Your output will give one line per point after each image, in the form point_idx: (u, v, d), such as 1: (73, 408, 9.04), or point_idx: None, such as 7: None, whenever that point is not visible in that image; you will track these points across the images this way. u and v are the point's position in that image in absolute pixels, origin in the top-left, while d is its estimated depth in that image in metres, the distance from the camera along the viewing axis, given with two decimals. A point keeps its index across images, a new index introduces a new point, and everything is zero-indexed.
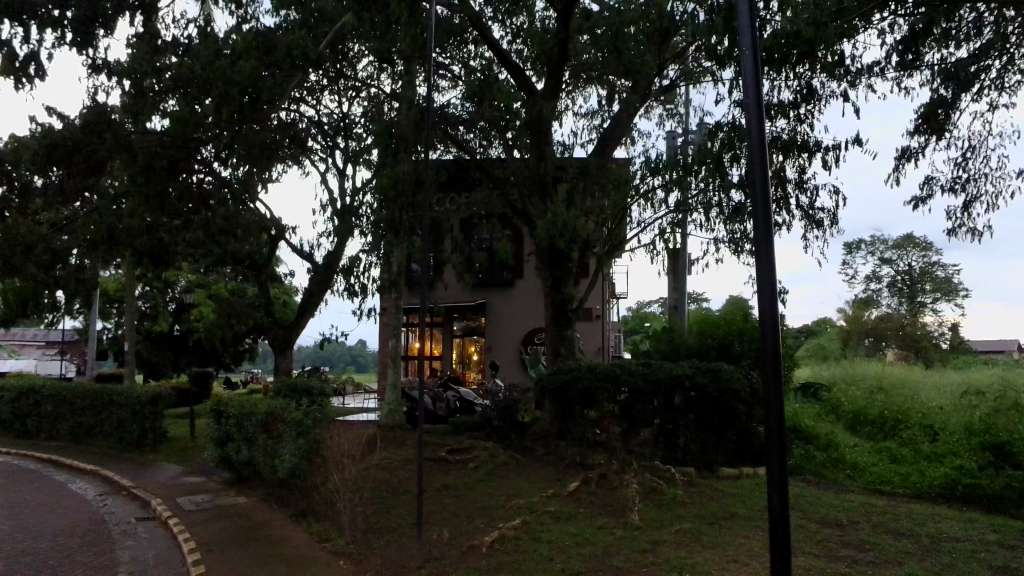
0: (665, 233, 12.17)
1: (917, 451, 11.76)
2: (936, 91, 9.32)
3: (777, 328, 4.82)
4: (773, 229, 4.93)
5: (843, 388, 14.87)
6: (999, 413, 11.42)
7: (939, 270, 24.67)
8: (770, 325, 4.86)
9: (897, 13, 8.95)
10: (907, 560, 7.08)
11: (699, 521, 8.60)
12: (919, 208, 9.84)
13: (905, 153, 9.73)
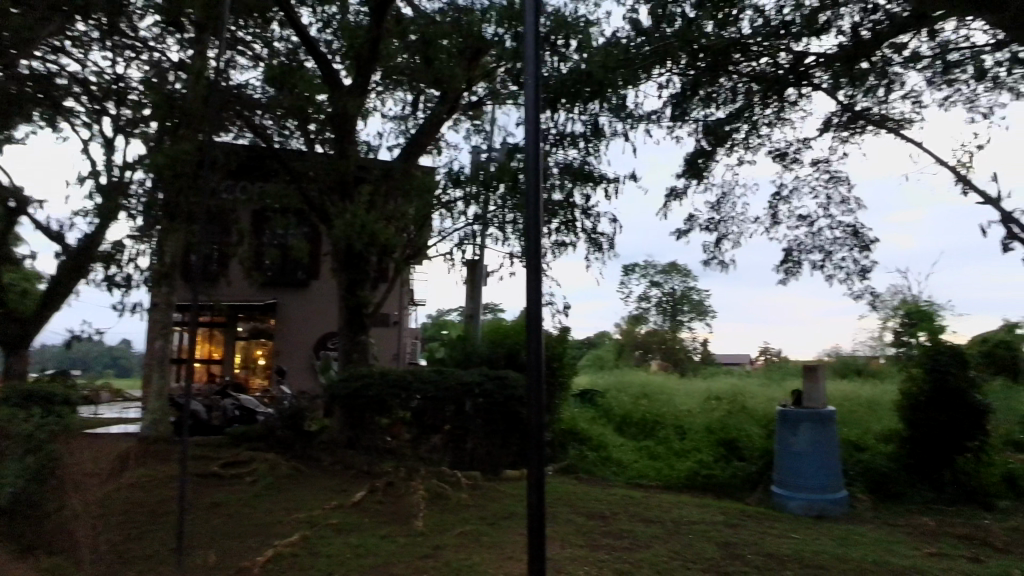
0: (465, 244, 12.54)
1: (669, 448, 13.61)
2: (699, 142, 10.98)
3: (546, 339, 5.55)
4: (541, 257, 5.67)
5: (614, 394, 16.60)
6: (730, 415, 13.70)
7: (694, 293, 28.86)
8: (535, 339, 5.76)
9: (672, 71, 10.35)
10: (655, 543, 8.15)
11: (481, 523, 8.96)
12: (682, 240, 11.45)
13: (673, 192, 11.30)
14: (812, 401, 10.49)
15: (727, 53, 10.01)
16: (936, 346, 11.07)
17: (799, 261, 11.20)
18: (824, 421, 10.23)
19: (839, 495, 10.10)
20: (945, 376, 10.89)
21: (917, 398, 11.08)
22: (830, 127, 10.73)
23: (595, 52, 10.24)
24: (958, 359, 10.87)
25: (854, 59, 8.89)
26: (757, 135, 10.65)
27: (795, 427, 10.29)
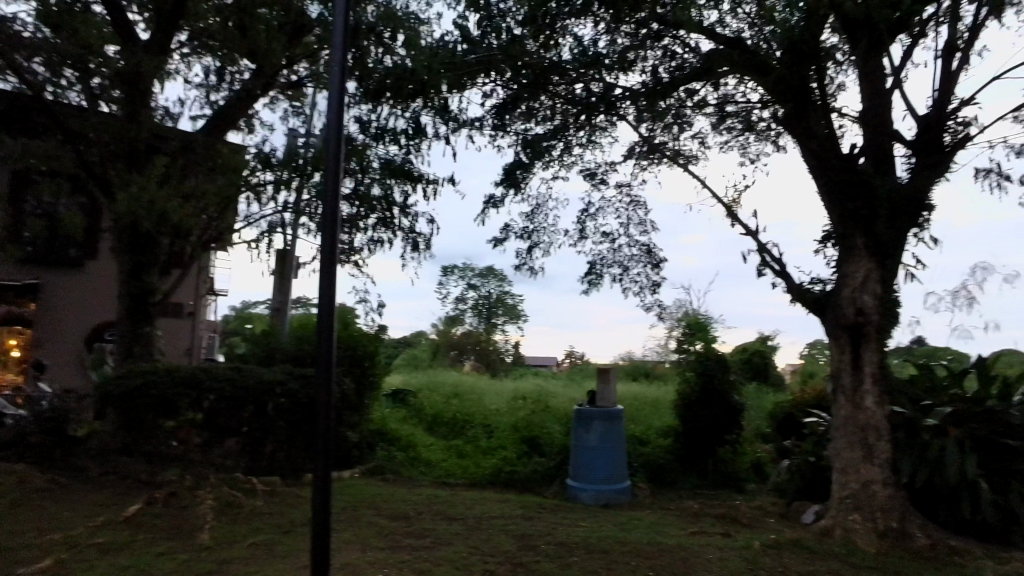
0: (274, 232, 11.69)
1: (476, 446, 14.00)
2: (517, 154, 11.50)
3: (333, 327, 6.15)
4: (335, 254, 6.19)
5: (426, 394, 16.64)
6: (534, 414, 14.48)
7: (508, 298, 30.00)
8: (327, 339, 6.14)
9: (497, 82, 10.69)
10: (456, 540, 8.31)
11: (277, 531, 8.39)
12: (497, 246, 11.86)
13: (491, 199, 11.67)
14: (604, 399, 11.48)
15: (546, 74, 10.60)
16: (707, 353, 12.76)
17: (601, 273, 12.24)
18: (614, 419, 11.23)
19: (622, 485, 11.18)
20: (711, 378, 12.63)
21: (689, 398, 12.70)
22: (632, 155, 11.91)
23: (421, 51, 10.23)
24: (721, 365, 12.65)
25: (653, 98, 9.96)
26: (571, 155, 11.43)
27: (589, 424, 11.18)
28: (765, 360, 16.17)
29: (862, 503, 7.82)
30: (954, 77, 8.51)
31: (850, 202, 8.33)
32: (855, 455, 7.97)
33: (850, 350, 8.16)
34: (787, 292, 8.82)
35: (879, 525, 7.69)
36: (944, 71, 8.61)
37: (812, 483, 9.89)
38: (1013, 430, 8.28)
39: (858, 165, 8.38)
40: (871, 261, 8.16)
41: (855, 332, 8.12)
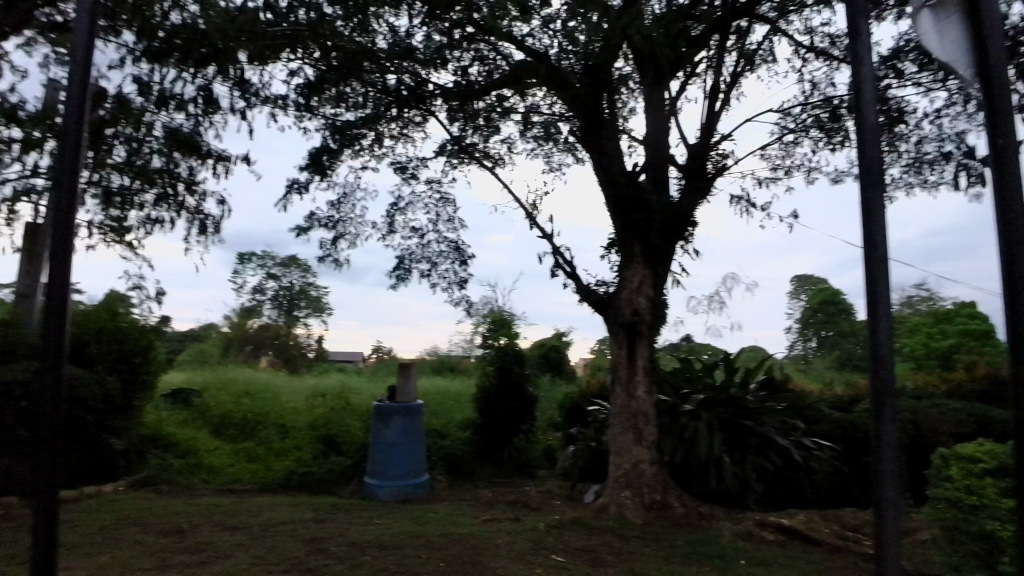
0: (19, 202, 9.66)
1: (269, 448, 13.05)
2: (325, 139, 10.93)
3: (64, 315, 5.59)
4: (68, 235, 5.65)
5: (214, 393, 15.11)
6: (335, 411, 13.85)
7: (314, 288, 26.95)
8: (56, 322, 5.56)
9: (305, 60, 10.07)
10: (237, 551, 7.64)
11: (6, 561, 6.97)
12: (299, 235, 11.15)
13: (294, 184, 10.93)
14: (404, 395, 11.44)
15: (358, 59, 10.24)
16: (508, 348, 13.32)
17: (410, 268, 12.16)
18: (413, 414, 11.23)
19: (420, 479, 11.23)
20: (508, 372, 13.24)
21: (487, 391, 13.21)
22: (445, 153, 12.02)
23: (217, 13, 9.24)
24: (518, 359, 13.32)
25: (465, 98, 10.15)
26: (382, 146, 11.17)
27: (388, 420, 11.06)
28: (558, 355, 17.47)
29: (632, 481, 8.81)
30: (716, 116, 9.93)
31: (632, 214, 9.31)
32: (628, 439, 8.95)
33: (626, 345, 9.14)
34: (577, 293, 9.60)
35: (644, 499, 8.72)
36: (709, 108, 10.00)
37: (593, 466, 10.89)
38: (749, 412, 9.92)
39: (638, 181, 9.40)
40: (646, 266, 9.22)
41: (631, 330, 9.10)
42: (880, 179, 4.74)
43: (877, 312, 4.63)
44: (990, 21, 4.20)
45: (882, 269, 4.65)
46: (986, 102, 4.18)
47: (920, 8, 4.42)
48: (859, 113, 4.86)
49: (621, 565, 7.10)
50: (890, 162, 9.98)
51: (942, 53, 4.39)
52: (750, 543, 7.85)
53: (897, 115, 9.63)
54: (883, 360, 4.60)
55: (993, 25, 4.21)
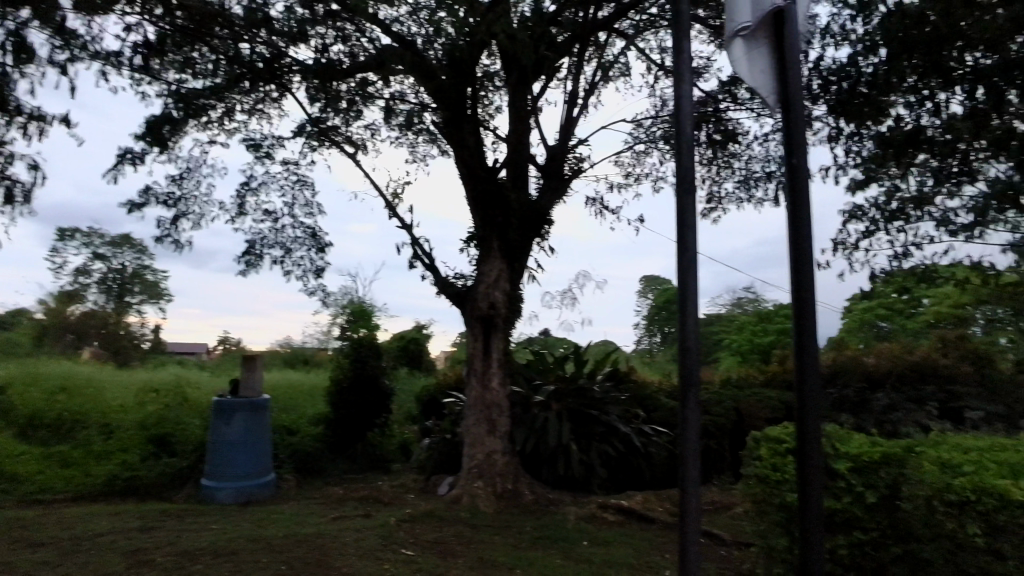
0: None
1: (88, 451, 11.50)
2: (166, 108, 9.86)
3: None
4: None
5: (17, 389, 13.09)
6: (172, 407, 12.43)
7: (149, 272, 23.75)
8: None
9: (143, 16, 9.01)
10: (39, 571, 6.69)
11: None
12: (131, 211, 9.96)
13: (126, 154, 9.73)
14: (248, 389, 10.69)
15: (206, 22, 9.35)
16: (365, 340, 12.91)
17: (261, 255, 11.36)
18: (258, 410, 10.53)
19: (266, 479, 10.58)
20: (364, 364, 12.85)
21: (341, 384, 12.75)
22: (303, 133, 11.36)
23: None
24: (375, 351, 12.93)
25: (325, 78, 9.68)
26: (232, 120, 10.31)
27: (229, 417, 10.29)
28: (418, 347, 17.32)
29: (485, 471, 8.99)
30: (573, 121, 10.37)
31: (491, 209, 9.47)
32: (481, 430, 9.09)
33: (482, 337, 9.29)
34: (435, 285, 9.57)
35: (496, 488, 8.92)
36: (568, 112, 10.42)
37: (448, 457, 10.94)
38: (595, 402, 10.52)
39: (498, 177, 9.56)
40: (502, 261, 9.41)
41: (486, 323, 9.26)
42: (693, 185, 4.43)
43: (687, 312, 4.31)
44: (792, 54, 4.41)
45: (692, 268, 4.31)
46: (785, 127, 4.34)
47: (734, 36, 4.58)
48: (676, 118, 4.52)
49: (470, 554, 7.20)
50: (724, 177, 11.05)
51: (753, 81, 4.58)
52: (592, 525, 8.34)
53: (731, 135, 10.67)
54: (689, 361, 4.29)
55: (795, 58, 4.41)
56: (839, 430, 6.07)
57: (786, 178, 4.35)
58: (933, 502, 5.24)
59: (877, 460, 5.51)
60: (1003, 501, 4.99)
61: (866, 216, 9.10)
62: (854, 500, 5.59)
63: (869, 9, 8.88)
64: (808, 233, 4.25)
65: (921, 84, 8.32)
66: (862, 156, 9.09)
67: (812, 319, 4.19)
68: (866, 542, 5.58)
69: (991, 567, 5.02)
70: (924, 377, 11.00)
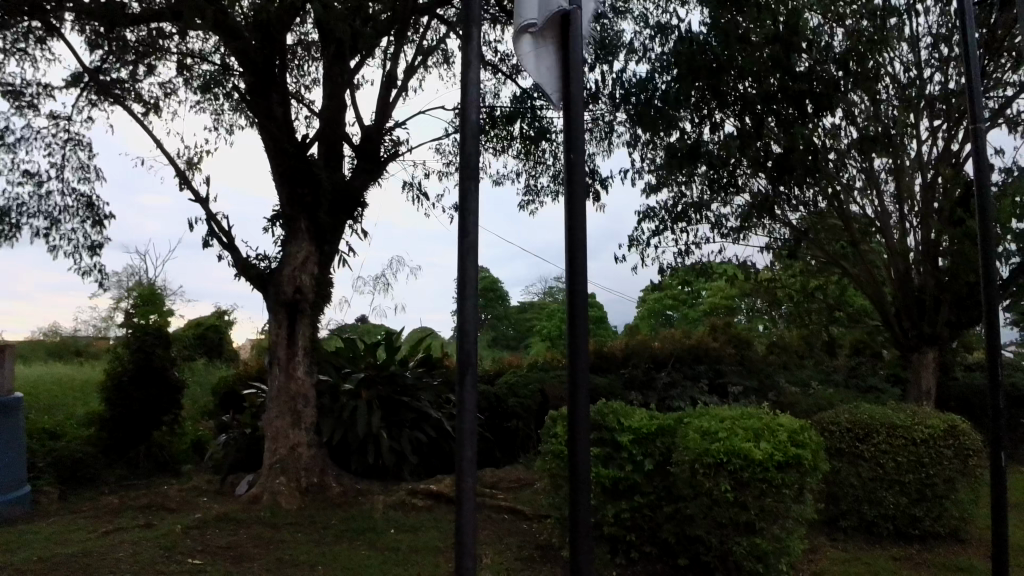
0: None
1: None
2: None
3: None
4: None
5: None
6: None
7: None
8: None
9: None
10: None
11: None
12: None
13: None
14: None
15: None
16: (150, 327, 11.36)
17: (18, 226, 9.46)
18: (7, 412, 8.76)
19: (18, 493, 8.89)
20: (147, 355, 11.31)
21: (119, 378, 11.14)
22: (79, 84, 9.67)
23: None
24: (163, 339, 11.43)
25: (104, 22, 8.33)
26: None
27: None
28: (218, 335, 15.79)
29: (288, 466, 8.50)
30: (389, 105, 10.11)
31: (299, 187, 8.94)
32: (284, 422, 8.58)
33: (287, 324, 8.74)
34: (234, 266, 8.78)
35: (300, 483, 8.47)
36: (387, 94, 10.17)
37: (247, 453, 10.14)
38: (406, 388, 10.44)
39: (307, 154, 9.01)
40: (311, 244, 8.92)
41: (291, 308, 8.71)
42: (478, 172, 4.50)
43: (466, 295, 4.32)
44: (574, 58, 4.71)
45: (473, 252, 4.38)
46: (565, 125, 4.59)
47: (522, 32, 4.80)
48: (464, 104, 4.58)
49: (267, 556, 6.77)
50: (540, 172, 11.62)
51: (539, 78, 4.81)
52: (401, 512, 8.32)
53: (543, 133, 11.19)
54: (468, 343, 4.30)
55: (577, 61, 4.71)
56: (624, 406, 6.76)
57: (565, 172, 4.56)
58: (695, 465, 5.96)
59: (654, 431, 6.34)
60: (747, 461, 5.83)
61: (656, 216, 10.17)
62: (635, 468, 6.33)
63: (665, 32, 9.89)
64: (581, 224, 4.46)
65: (701, 103, 9.50)
66: (655, 163, 10.12)
67: (584, 315, 4.36)
68: (644, 504, 6.35)
69: (737, 516, 5.92)
70: (698, 358, 12.56)
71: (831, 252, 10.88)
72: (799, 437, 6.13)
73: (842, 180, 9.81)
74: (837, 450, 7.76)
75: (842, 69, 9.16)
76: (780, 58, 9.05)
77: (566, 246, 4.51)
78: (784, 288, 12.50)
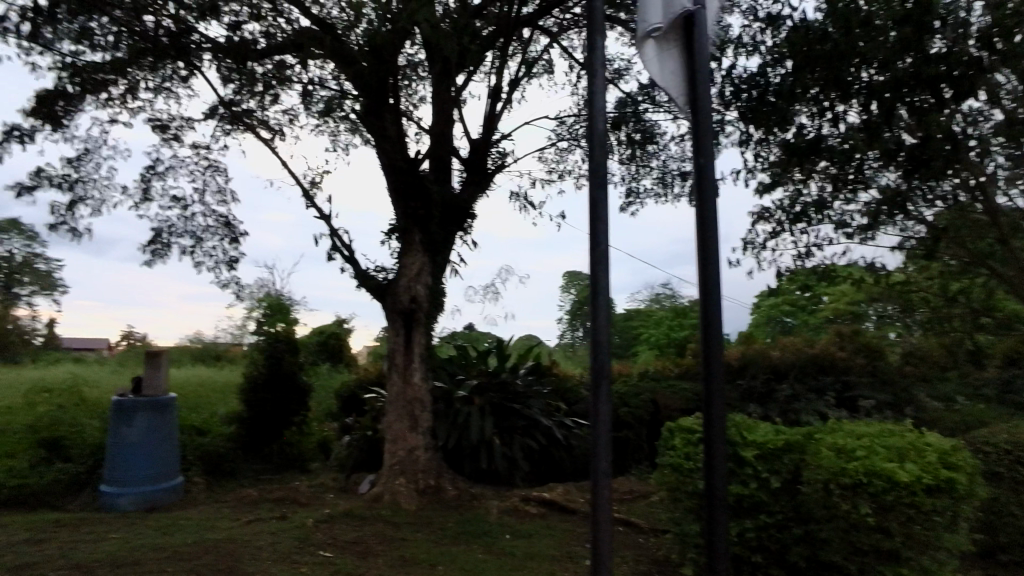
0: None
1: None
2: (59, 82, 9.05)
3: None
4: None
5: None
6: (65, 408, 11.32)
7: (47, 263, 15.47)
8: None
9: None
10: None
11: None
12: (20, 196, 9.12)
13: (13, 132, 8.91)
14: (151, 388, 9.99)
15: None
16: (280, 335, 12.34)
17: (169, 245, 10.66)
18: (163, 409, 9.88)
19: (171, 483, 9.94)
20: (279, 360, 12.31)
21: (255, 380, 12.18)
22: (214, 116, 10.74)
23: None
24: (291, 346, 12.39)
25: (239, 59, 9.23)
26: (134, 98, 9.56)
27: (129, 418, 9.61)
28: (339, 343, 16.84)
29: (406, 468, 8.87)
30: (496, 117, 10.36)
31: (412, 201, 9.34)
32: (403, 425, 8.97)
33: (404, 331, 9.15)
34: (355, 278, 9.34)
35: (417, 485, 8.81)
36: (492, 107, 10.44)
37: (368, 454, 10.74)
38: (517, 396, 10.58)
39: (419, 169, 9.41)
40: (424, 255, 9.30)
41: (407, 316, 9.11)
42: (607, 180, 4.51)
43: (598, 305, 4.36)
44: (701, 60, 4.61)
45: (603, 261, 4.40)
46: (693, 129, 4.49)
47: (646, 38, 4.75)
48: (592, 113, 4.61)
49: (390, 553, 7.10)
50: (643, 175, 11.39)
51: (663, 82, 4.74)
52: (515, 518, 8.42)
53: (648, 135, 10.98)
54: (601, 352, 4.34)
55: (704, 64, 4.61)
56: (746, 419, 6.43)
57: (694, 178, 4.47)
58: (830, 485, 5.56)
59: (781, 447, 5.92)
60: (891, 483, 5.33)
61: (773, 217, 9.63)
62: (760, 485, 5.98)
63: (777, 23, 9.39)
64: (713, 233, 4.38)
65: (822, 95, 8.91)
66: (769, 161, 9.62)
67: (717, 320, 4.32)
68: (771, 524, 5.97)
69: (880, 543, 5.46)
70: (822, 369, 11.88)
71: (975, 251, 9.78)
72: (951, 459, 5.53)
73: (987, 170, 8.73)
74: (994, 475, 6.94)
75: (986, 48, 8.24)
76: (910, 40, 8.21)
77: (697, 257, 4.45)
78: (919, 292, 11.07)
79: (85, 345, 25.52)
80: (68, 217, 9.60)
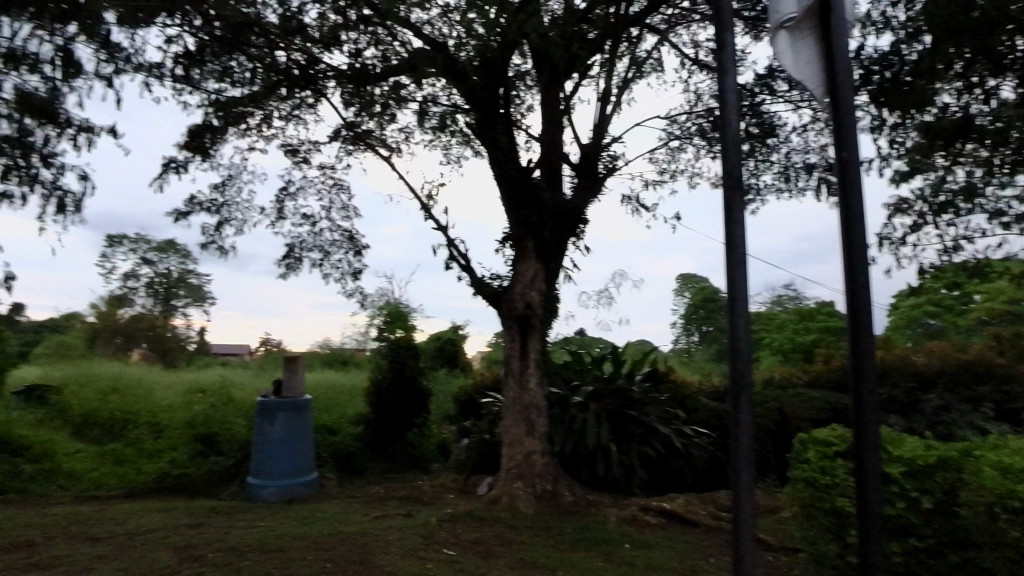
0: None
1: (140, 449, 11.75)
2: (206, 117, 10.15)
3: None
4: None
5: (75, 389, 13.00)
6: (217, 407, 12.57)
7: (200, 277, 17.32)
8: None
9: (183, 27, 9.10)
10: (97, 564, 6.99)
11: None
12: (178, 220, 10.31)
13: (172, 163, 10.10)
14: (290, 390, 10.90)
15: (243, 32, 9.56)
16: (402, 341, 13.00)
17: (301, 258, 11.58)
18: (300, 410, 10.73)
19: (307, 478, 10.75)
20: (401, 365, 12.97)
21: (380, 384, 12.93)
22: (338, 138, 11.55)
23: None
24: (411, 352, 13.02)
25: (359, 83, 9.87)
26: (269, 127, 10.50)
27: (272, 417, 10.51)
28: (455, 348, 17.42)
29: (524, 472, 9.00)
30: (606, 121, 10.29)
31: (525, 209, 9.48)
32: (520, 430, 9.12)
33: (519, 337, 9.30)
34: (472, 286, 9.63)
35: (536, 489, 8.91)
36: (602, 111, 10.38)
37: (485, 457, 11.02)
38: (634, 402, 10.41)
39: (531, 177, 9.55)
40: (538, 262, 9.43)
41: (522, 323, 9.26)
42: (742, 180, 4.35)
43: (737, 312, 4.21)
44: (840, 47, 4.32)
45: (740, 266, 4.25)
46: (834, 122, 4.22)
47: (778, 29, 4.51)
48: (724, 112, 4.47)
49: (511, 555, 7.24)
50: (762, 170, 10.79)
51: (800, 74, 4.49)
52: (635, 527, 8.29)
53: (769, 128, 10.42)
54: (741, 363, 4.18)
55: (844, 51, 4.31)
56: (892, 433, 5.87)
57: (836, 174, 4.18)
58: (995, 508, 5.01)
59: (932, 464, 5.34)
60: None
61: (913, 209, 8.75)
62: (908, 505, 5.42)
63: None
64: (860, 231, 4.09)
65: (969, 70, 7.99)
66: (906, 147, 8.76)
67: (868, 328, 4.00)
68: (922, 549, 5.41)
69: None
70: (979, 377, 10.61)
71: None
72: None
73: None
74: None
75: None
76: None
77: (841, 257, 4.14)
78: None
79: (231, 351, 28.18)
80: (216, 236, 10.69)
